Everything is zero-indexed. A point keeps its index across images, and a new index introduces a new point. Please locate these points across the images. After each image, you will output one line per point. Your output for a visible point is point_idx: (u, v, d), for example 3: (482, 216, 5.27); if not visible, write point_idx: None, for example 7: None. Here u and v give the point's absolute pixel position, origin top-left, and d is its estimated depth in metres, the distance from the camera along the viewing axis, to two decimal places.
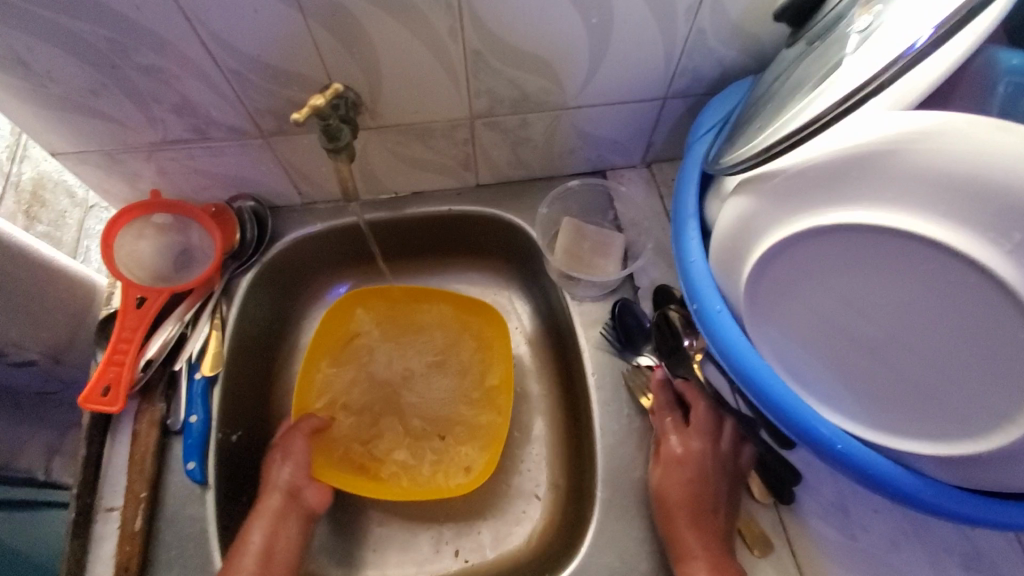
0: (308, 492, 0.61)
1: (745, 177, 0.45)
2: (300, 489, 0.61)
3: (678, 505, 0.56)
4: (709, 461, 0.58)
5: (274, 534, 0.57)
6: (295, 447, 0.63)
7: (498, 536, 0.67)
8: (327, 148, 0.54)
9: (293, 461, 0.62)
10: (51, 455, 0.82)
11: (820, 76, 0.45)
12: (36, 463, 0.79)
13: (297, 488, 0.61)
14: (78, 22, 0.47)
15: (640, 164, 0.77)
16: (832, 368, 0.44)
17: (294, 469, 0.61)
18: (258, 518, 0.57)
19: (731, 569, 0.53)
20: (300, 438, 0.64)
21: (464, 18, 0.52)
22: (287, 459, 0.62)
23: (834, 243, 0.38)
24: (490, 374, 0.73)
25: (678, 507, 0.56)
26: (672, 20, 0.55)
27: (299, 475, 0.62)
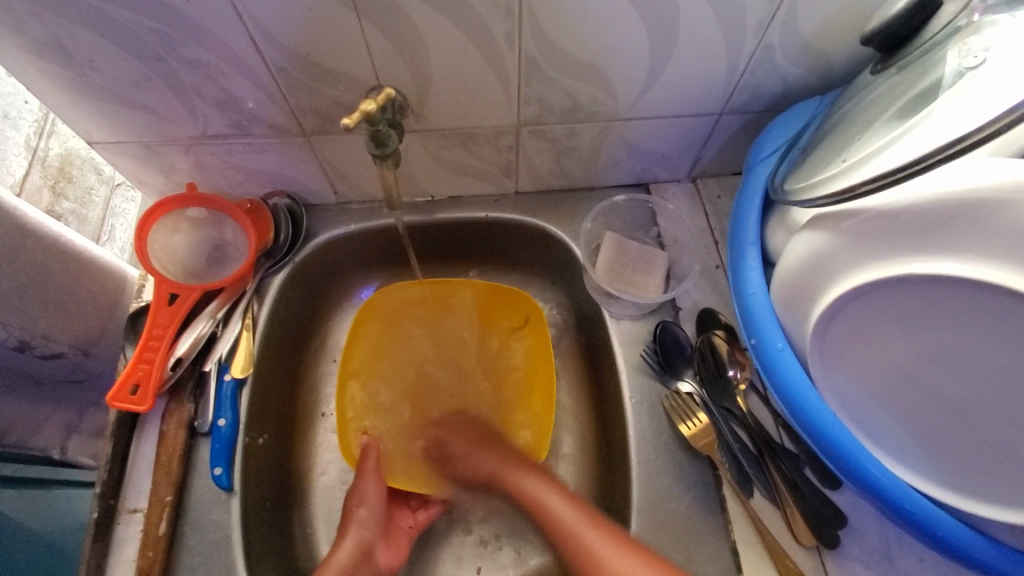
0: (379, 551, 0.60)
1: (818, 212, 0.43)
2: (372, 548, 0.59)
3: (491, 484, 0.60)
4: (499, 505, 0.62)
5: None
6: (370, 495, 0.61)
7: (518, 554, 0.66)
8: (373, 153, 0.52)
9: (370, 508, 0.60)
10: (69, 434, 0.82)
11: (910, 108, 0.42)
12: (54, 443, 0.80)
13: (373, 544, 0.59)
14: (124, 12, 0.45)
15: (685, 178, 0.74)
16: (900, 419, 0.41)
17: (368, 519, 0.60)
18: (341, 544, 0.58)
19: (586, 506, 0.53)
20: (374, 485, 0.62)
21: (523, 23, 0.49)
22: (367, 513, 0.60)
23: (923, 293, 0.36)
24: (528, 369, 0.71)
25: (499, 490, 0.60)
26: (741, 34, 0.52)
27: (373, 531, 0.59)
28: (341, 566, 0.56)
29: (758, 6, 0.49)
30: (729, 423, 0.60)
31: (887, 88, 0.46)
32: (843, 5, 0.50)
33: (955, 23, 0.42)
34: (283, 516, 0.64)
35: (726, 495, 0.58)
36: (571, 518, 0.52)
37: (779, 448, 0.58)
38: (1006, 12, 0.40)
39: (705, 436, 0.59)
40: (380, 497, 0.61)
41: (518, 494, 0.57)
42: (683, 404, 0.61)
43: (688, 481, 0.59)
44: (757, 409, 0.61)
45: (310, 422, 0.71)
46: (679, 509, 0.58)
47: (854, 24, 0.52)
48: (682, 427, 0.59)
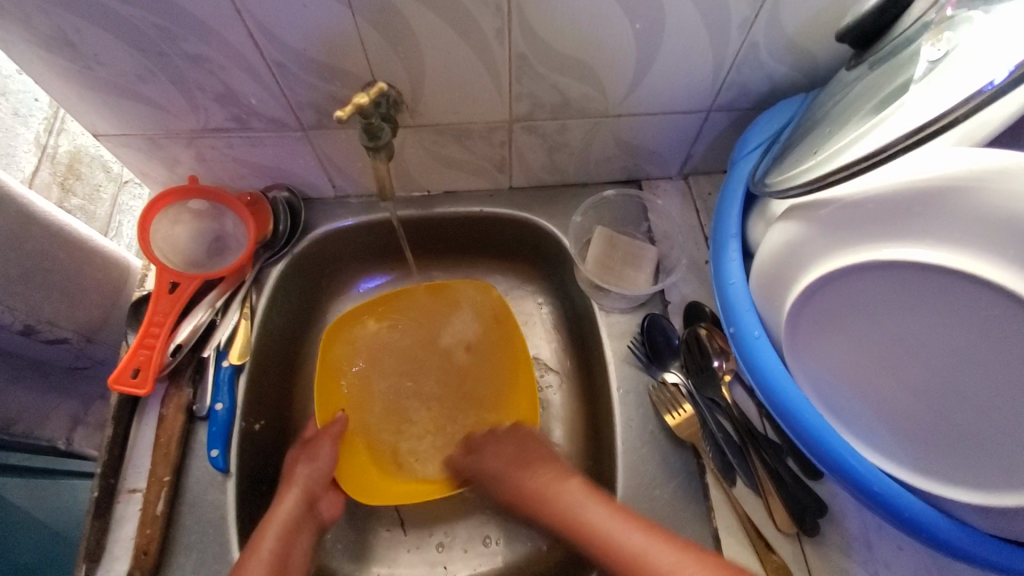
0: (322, 502, 0.60)
1: (794, 204, 0.44)
2: (317, 499, 0.60)
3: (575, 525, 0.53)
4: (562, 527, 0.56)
5: (294, 524, 0.56)
6: (320, 461, 0.61)
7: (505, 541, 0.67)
8: (367, 146, 0.53)
9: (313, 465, 0.61)
10: (74, 426, 0.84)
11: (883, 102, 0.43)
12: (60, 433, 0.82)
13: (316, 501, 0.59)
14: (129, 8, 0.48)
15: (677, 175, 0.75)
16: (872, 405, 0.43)
17: (317, 474, 0.61)
18: (286, 494, 0.58)
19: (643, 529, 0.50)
20: (329, 443, 0.63)
21: (511, 21, 0.51)
22: (317, 473, 0.61)
23: (888, 279, 0.37)
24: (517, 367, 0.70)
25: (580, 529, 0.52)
26: (726, 32, 0.53)
27: (321, 484, 0.60)
28: (282, 516, 0.56)
29: (741, 4, 0.51)
30: (714, 414, 0.61)
31: (863, 83, 0.47)
32: (826, 3, 0.51)
33: (925, 19, 0.44)
34: None
35: (709, 483, 0.59)
36: (635, 539, 0.49)
37: (763, 438, 0.59)
38: (979, 7, 0.41)
39: (690, 425, 0.60)
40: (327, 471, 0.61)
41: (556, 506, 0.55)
42: (669, 396, 0.62)
43: (673, 469, 0.60)
44: (743, 401, 0.62)
45: (306, 409, 0.73)
46: (663, 496, 0.59)
47: (837, 22, 0.53)
48: (668, 416, 0.61)
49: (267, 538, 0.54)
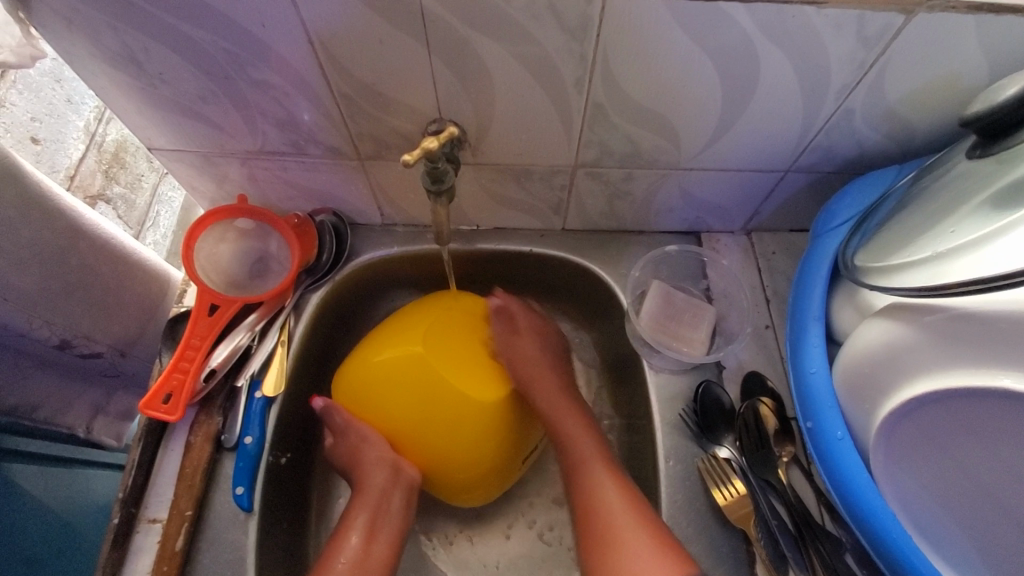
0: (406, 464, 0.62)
1: (897, 303, 0.41)
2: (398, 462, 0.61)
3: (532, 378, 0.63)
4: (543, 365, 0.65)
5: (372, 513, 0.59)
6: (373, 435, 0.61)
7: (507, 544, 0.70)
8: (429, 189, 0.51)
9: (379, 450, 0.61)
10: (95, 415, 0.82)
11: (1010, 198, 0.39)
12: (79, 422, 0.80)
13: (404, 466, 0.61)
14: (201, 31, 0.46)
15: (739, 231, 0.71)
16: (969, 530, 0.38)
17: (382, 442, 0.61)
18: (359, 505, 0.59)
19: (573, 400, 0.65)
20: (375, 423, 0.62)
21: (594, 70, 0.48)
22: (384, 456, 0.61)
23: (1014, 412, 0.32)
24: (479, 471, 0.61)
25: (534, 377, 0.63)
26: (821, 96, 0.50)
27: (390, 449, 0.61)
28: (373, 491, 0.59)
29: (843, 69, 0.47)
30: (768, 496, 0.56)
31: (980, 172, 0.43)
32: (936, 77, 0.47)
33: None
34: (294, 535, 0.63)
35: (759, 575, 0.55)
36: (612, 493, 0.55)
37: (820, 530, 0.54)
38: None
39: (741, 507, 0.56)
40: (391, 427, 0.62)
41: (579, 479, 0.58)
42: (719, 469, 0.58)
43: (719, 554, 0.56)
44: (799, 485, 0.58)
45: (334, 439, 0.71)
46: None
47: (944, 96, 0.49)
48: (717, 494, 0.57)
49: (358, 516, 0.59)
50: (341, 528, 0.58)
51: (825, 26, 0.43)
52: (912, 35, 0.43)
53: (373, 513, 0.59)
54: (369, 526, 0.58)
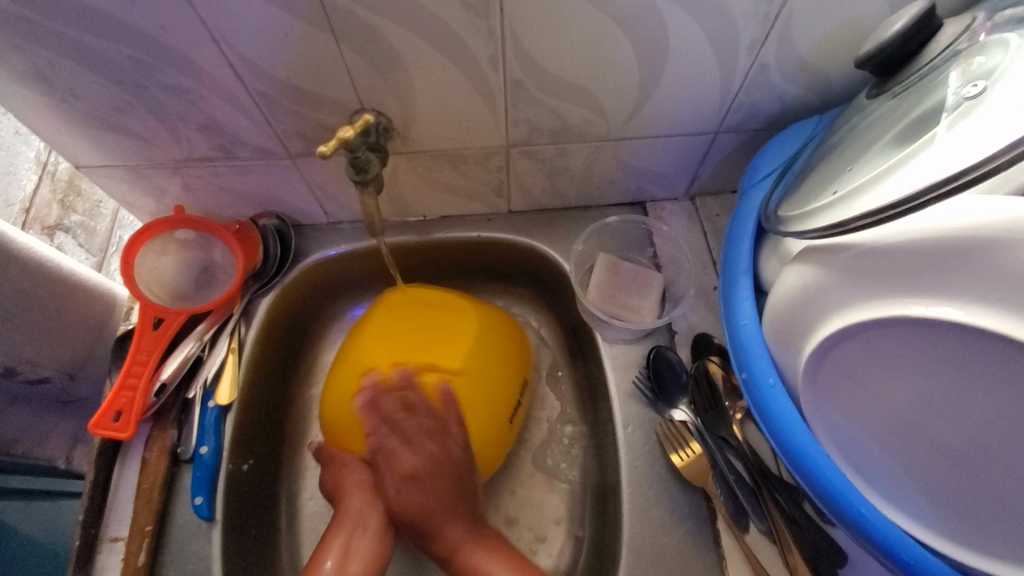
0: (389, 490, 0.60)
1: (810, 245, 0.42)
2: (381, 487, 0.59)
3: (424, 495, 0.58)
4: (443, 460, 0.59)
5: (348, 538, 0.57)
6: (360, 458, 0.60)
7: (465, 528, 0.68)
8: (354, 179, 0.51)
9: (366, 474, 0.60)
10: (74, 444, 0.79)
11: (908, 133, 0.40)
12: (60, 452, 0.77)
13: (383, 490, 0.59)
14: (101, 40, 0.45)
15: (683, 197, 0.72)
16: (899, 464, 0.39)
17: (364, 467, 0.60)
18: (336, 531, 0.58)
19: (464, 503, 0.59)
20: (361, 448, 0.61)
21: (506, 46, 0.48)
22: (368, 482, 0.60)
23: (919, 337, 0.33)
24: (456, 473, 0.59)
25: (428, 491, 0.58)
26: (733, 53, 0.50)
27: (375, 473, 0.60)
28: (350, 514, 0.58)
29: (750, 24, 0.47)
30: (725, 453, 0.57)
31: (883, 112, 0.45)
32: (841, 22, 0.48)
33: (955, 47, 0.41)
34: (264, 542, 0.63)
35: (720, 530, 0.56)
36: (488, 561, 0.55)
37: (777, 479, 0.55)
38: (1013, 30, 0.38)
39: (699, 466, 0.57)
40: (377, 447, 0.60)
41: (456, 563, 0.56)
42: (676, 432, 0.59)
43: (682, 514, 0.57)
44: (755, 438, 0.59)
45: (300, 444, 0.70)
46: (672, 542, 0.56)
47: (852, 41, 0.50)
48: (676, 457, 0.57)
49: (334, 540, 0.57)
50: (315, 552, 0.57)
51: None
52: None
53: (349, 537, 0.57)
54: (343, 549, 0.57)
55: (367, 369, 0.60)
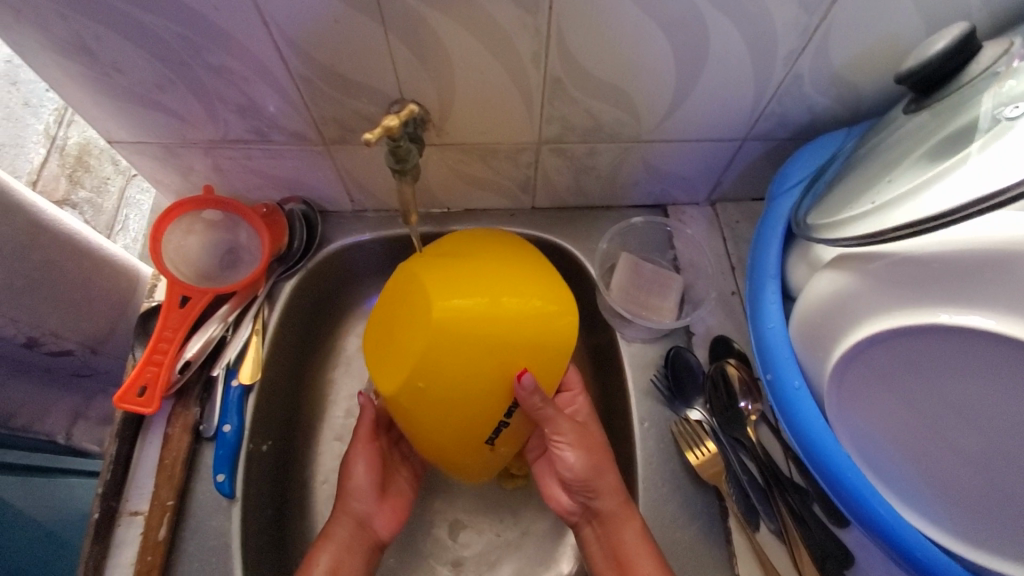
0: (377, 519, 0.61)
1: (845, 252, 0.43)
2: (369, 517, 0.61)
3: (586, 468, 0.56)
4: (588, 447, 0.57)
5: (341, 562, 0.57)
6: (365, 465, 0.62)
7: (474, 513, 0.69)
8: (393, 168, 0.51)
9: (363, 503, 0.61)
10: (75, 420, 0.82)
11: (943, 149, 0.41)
12: (59, 428, 0.79)
13: (371, 522, 0.60)
14: (151, 17, 0.45)
15: (704, 202, 0.73)
16: (919, 468, 0.41)
17: (367, 485, 0.61)
18: (321, 552, 0.57)
19: (594, 439, 0.58)
20: (367, 453, 0.62)
21: (550, 44, 0.49)
22: (362, 518, 0.60)
23: (949, 345, 0.34)
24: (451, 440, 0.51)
25: (588, 464, 0.56)
26: (770, 62, 0.51)
27: (370, 498, 0.61)
28: (340, 538, 0.58)
29: (790, 35, 0.48)
30: (738, 453, 0.59)
31: (918, 127, 0.46)
32: (878, 38, 0.49)
33: (994, 69, 0.42)
34: (279, 522, 0.63)
35: (731, 526, 0.57)
36: (632, 530, 0.54)
37: (788, 481, 0.56)
38: None
39: (713, 465, 0.58)
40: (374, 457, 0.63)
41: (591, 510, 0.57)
42: (691, 431, 0.60)
43: (694, 511, 0.58)
44: (768, 441, 0.60)
45: (316, 428, 0.71)
46: (683, 538, 0.57)
47: (887, 57, 0.51)
48: (690, 455, 0.58)
49: (322, 560, 0.56)
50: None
51: None
52: None
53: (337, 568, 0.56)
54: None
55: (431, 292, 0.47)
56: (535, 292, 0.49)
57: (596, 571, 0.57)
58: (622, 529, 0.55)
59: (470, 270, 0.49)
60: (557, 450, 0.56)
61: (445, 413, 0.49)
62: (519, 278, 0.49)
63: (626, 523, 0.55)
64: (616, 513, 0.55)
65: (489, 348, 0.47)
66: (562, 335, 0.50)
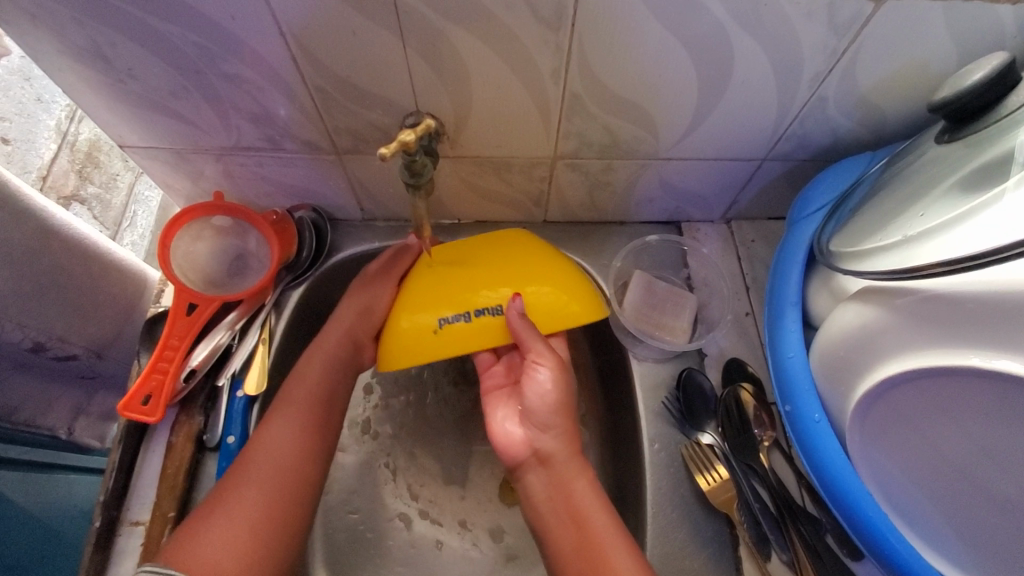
0: (367, 353, 0.61)
1: (872, 285, 0.42)
2: (362, 347, 0.60)
3: (557, 406, 0.54)
4: (565, 388, 0.54)
5: (317, 404, 0.57)
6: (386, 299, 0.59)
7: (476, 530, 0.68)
8: (408, 183, 0.50)
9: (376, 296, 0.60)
10: (77, 416, 0.78)
11: (979, 182, 0.40)
12: (61, 423, 0.75)
13: (360, 361, 0.61)
14: (168, 25, 0.45)
15: (719, 220, 0.72)
16: (945, 510, 0.40)
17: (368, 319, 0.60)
18: (280, 415, 0.55)
19: (570, 385, 0.55)
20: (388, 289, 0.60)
21: (571, 60, 0.48)
22: (350, 343, 0.60)
23: (982, 390, 0.33)
24: (416, 339, 0.55)
25: (559, 405, 0.54)
26: (795, 84, 0.50)
27: (367, 333, 0.60)
28: (324, 369, 0.59)
29: (816, 57, 0.47)
30: (750, 480, 0.57)
31: (953, 158, 0.44)
32: (906, 63, 0.48)
33: None
34: None
35: (742, 555, 0.56)
36: (583, 487, 0.52)
37: (801, 511, 0.55)
38: None
39: (724, 491, 0.57)
40: (312, 402, 0.57)
41: (544, 449, 0.54)
42: (702, 455, 0.59)
43: (703, 538, 0.57)
44: (780, 467, 0.59)
45: None
46: (692, 567, 0.56)
47: (914, 82, 0.50)
48: (701, 479, 0.57)
49: (294, 407, 0.56)
50: (265, 421, 0.55)
51: (798, 15, 0.43)
52: (881, 22, 0.44)
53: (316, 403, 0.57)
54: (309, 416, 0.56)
55: (477, 247, 0.59)
56: (558, 283, 0.57)
57: (537, 517, 0.53)
58: (575, 483, 0.52)
59: (515, 247, 0.59)
60: (533, 371, 0.54)
61: (432, 310, 0.56)
62: (543, 263, 0.58)
63: (579, 477, 0.53)
64: (568, 460, 0.53)
65: (497, 282, 0.56)
66: (568, 318, 0.56)
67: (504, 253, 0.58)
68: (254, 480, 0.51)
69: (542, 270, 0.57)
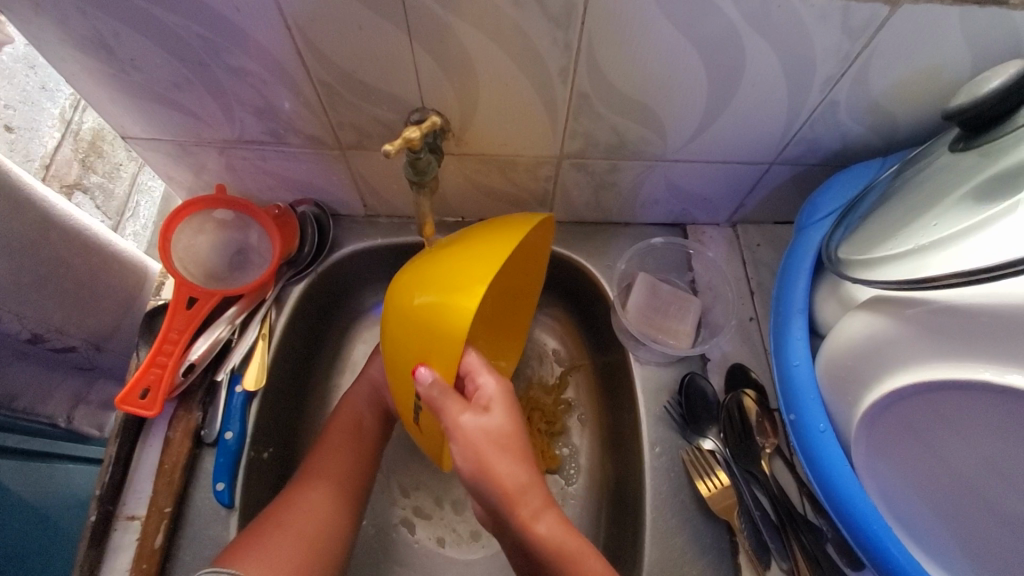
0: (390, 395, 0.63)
1: (882, 294, 0.41)
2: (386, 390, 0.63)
3: (486, 470, 0.46)
4: (488, 444, 0.46)
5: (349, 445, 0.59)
6: None
7: (474, 529, 0.67)
8: (411, 181, 0.50)
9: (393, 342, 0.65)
10: (75, 404, 0.78)
11: (991, 192, 0.39)
12: (60, 411, 0.75)
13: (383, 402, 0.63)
14: (172, 15, 0.44)
15: (725, 223, 0.71)
16: (951, 523, 0.39)
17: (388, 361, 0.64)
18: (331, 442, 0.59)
19: (499, 430, 0.47)
20: None
21: (580, 59, 0.47)
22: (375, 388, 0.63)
23: (996, 406, 0.33)
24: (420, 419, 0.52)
25: (491, 464, 0.46)
26: (807, 88, 0.49)
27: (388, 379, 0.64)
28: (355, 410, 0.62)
29: (829, 61, 0.47)
30: (751, 487, 0.57)
31: (964, 166, 0.43)
32: (919, 69, 0.47)
33: None
34: None
35: (742, 564, 0.55)
36: (547, 533, 0.47)
37: (803, 520, 0.55)
38: None
39: (725, 498, 0.56)
40: (348, 431, 0.60)
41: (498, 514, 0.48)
42: (703, 461, 0.58)
43: (703, 545, 0.56)
44: (782, 475, 0.58)
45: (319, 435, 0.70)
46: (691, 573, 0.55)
47: (927, 88, 0.49)
48: (702, 486, 0.57)
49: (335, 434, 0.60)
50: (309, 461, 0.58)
51: (812, 17, 0.42)
52: (897, 27, 0.43)
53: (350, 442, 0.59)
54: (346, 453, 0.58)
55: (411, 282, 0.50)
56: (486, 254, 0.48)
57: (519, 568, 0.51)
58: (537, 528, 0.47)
59: (434, 266, 0.49)
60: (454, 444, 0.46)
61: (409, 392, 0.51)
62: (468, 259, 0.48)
63: (541, 523, 0.47)
64: (520, 531, 0.47)
65: (428, 330, 0.47)
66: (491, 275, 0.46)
67: (422, 287, 0.48)
68: (300, 513, 0.53)
69: (467, 266, 0.47)
